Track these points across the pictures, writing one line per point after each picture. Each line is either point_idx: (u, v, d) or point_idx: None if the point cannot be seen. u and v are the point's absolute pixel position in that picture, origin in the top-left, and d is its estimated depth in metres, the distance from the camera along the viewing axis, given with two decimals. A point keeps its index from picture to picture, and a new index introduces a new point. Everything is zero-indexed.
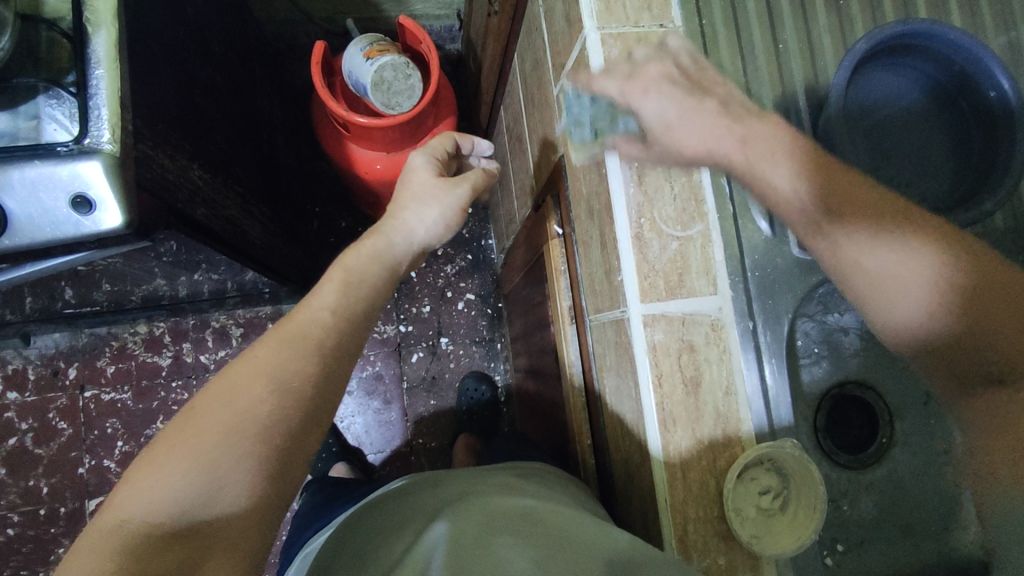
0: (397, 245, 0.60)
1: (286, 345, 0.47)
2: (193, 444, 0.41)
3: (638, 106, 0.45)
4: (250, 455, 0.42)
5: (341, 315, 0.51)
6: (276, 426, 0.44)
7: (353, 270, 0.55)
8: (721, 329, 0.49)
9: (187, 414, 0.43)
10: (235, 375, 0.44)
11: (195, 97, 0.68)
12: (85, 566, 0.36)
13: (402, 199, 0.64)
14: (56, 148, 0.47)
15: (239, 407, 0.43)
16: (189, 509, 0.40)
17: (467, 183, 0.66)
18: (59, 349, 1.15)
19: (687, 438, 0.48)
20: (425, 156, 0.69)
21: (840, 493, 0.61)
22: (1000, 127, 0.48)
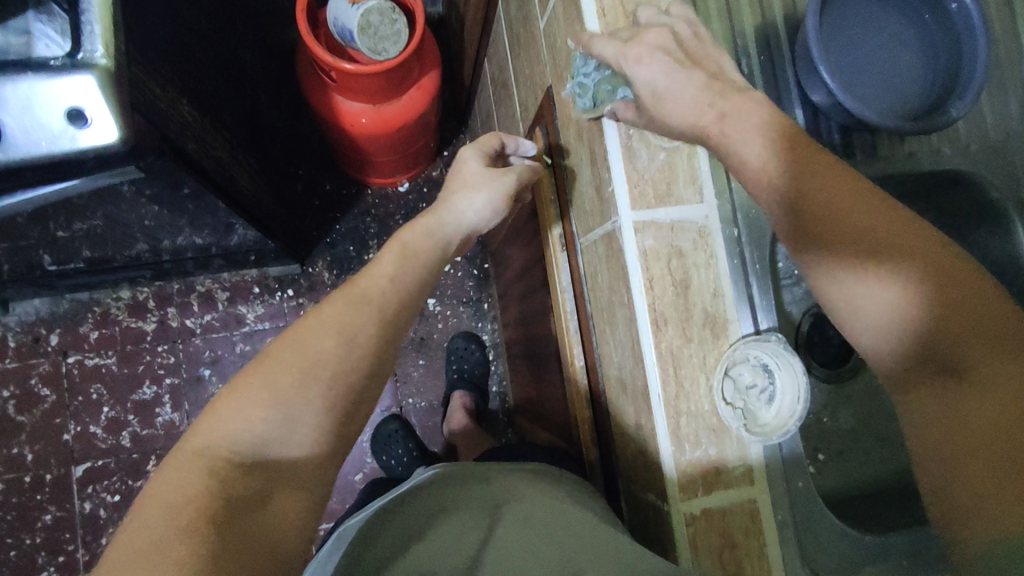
0: (447, 225, 0.60)
1: (352, 306, 0.50)
2: (268, 384, 0.45)
3: (631, 72, 0.45)
4: (317, 401, 0.46)
5: (400, 282, 0.53)
6: (340, 379, 0.47)
7: (411, 244, 0.56)
8: (708, 235, 0.52)
9: (265, 357, 0.47)
10: (307, 328, 0.48)
11: (182, 35, 0.68)
12: (177, 482, 0.41)
13: (451, 186, 0.63)
14: (49, 62, 0.47)
15: (307, 356, 0.47)
16: (266, 444, 0.44)
17: (514, 173, 0.63)
18: (40, 316, 1.13)
19: (677, 337, 0.50)
20: (475, 151, 0.64)
21: (821, 405, 0.65)
22: (963, 38, 0.52)
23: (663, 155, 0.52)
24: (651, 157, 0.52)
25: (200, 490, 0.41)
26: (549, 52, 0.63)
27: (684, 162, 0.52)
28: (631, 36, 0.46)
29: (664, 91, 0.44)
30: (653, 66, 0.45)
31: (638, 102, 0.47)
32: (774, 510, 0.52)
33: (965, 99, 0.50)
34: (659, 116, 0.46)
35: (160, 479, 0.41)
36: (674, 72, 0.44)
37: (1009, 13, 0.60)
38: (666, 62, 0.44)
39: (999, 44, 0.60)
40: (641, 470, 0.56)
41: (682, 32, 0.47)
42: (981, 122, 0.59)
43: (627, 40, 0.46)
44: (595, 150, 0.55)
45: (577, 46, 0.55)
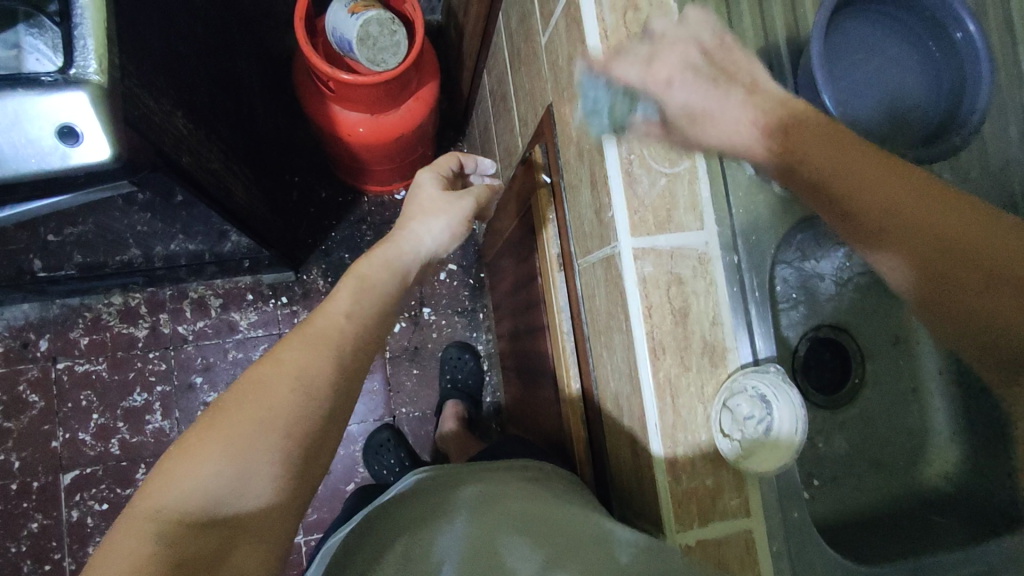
0: (407, 252, 0.63)
1: (309, 346, 0.50)
2: (224, 436, 0.44)
3: (662, 96, 0.44)
4: (276, 451, 0.45)
5: (356, 318, 0.54)
6: (298, 424, 0.47)
7: (368, 278, 0.58)
8: (708, 262, 0.52)
9: (220, 410, 0.46)
10: (264, 375, 0.47)
11: (178, 45, 0.67)
12: (125, 549, 0.39)
13: (411, 212, 0.67)
14: (40, 78, 0.46)
15: (266, 402, 0.46)
16: (220, 498, 0.43)
17: (470, 198, 0.70)
18: (29, 321, 1.12)
19: (675, 364, 0.50)
20: (431, 173, 0.71)
21: (816, 430, 0.64)
22: (965, 66, 0.51)
23: (664, 181, 0.51)
24: (652, 182, 0.51)
25: (149, 556, 0.39)
26: (550, 70, 0.63)
27: (685, 189, 0.51)
28: (654, 53, 0.44)
29: (701, 116, 0.43)
30: (686, 87, 0.43)
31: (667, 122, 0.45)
32: (770, 541, 0.51)
33: (967, 128, 0.51)
34: (693, 139, 0.44)
35: (109, 549, 0.40)
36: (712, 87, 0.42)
37: (1013, 40, 0.60)
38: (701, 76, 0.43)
39: (1002, 70, 0.60)
40: (637, 496, 0.56)
41: (707, 43, 0.44)
42: (983, 149, 0.59)
43: (649, 58, 0.45)
44: (596, 173, 0.54)
45: (579, 68, 0.55)
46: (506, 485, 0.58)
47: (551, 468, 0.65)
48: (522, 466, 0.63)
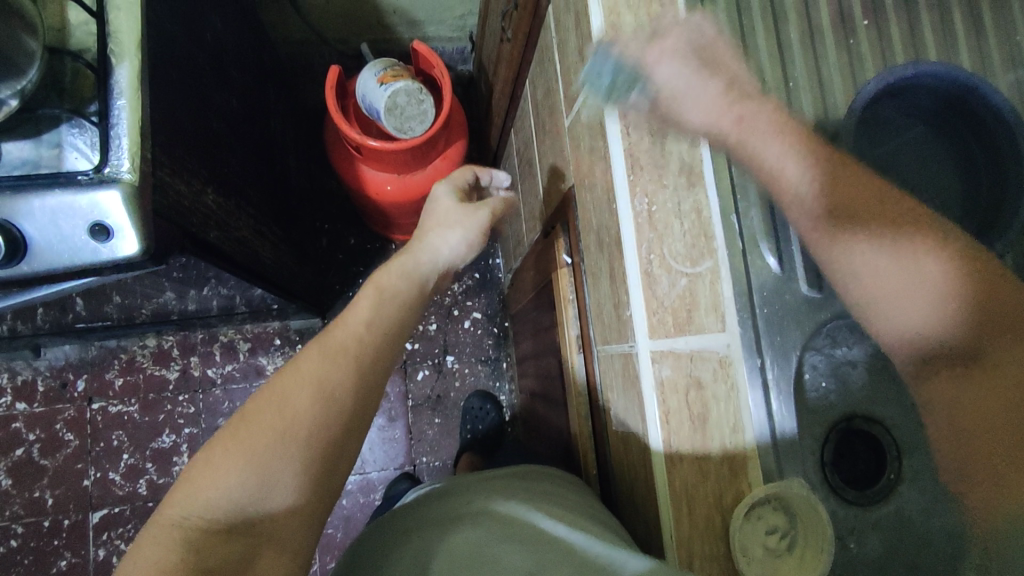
0: (424, 263, 0.63)
1: (329, 355, 0.49)
2: (248, 446, 0.44)
3: (650, 72, 0.47)
4: (297, 457, 0.45)
5: (377, 329, 0.53)
6: (320, 431, 0.46)
7: (387, 288, 0.57)
8: (728, 365, 0.50)
9: (243, 417, 0.46)
10: (286, 383, 0.47)
11: (212, 121, 0.69)
12: (152, 557, 0.39)
13: (429, 223, 0.68)
14: (77, 177, 0.48)
15: (287, 413, 0.45)
16: (246, 506, 0.43)
17: (487, 209, 0.71)
18: (69, 361, 1.16)
19: (693, 474, 0.48)
20: (446, 188, 0.73)
21: (848, 529, 0.60)
22: (1009, 164, 0.50)
23: (683, 282, 0.50)
24: (672, 283, 0.50)
25: (175, 564, 0.39)
26: (572, 151, 0.62)
27: (706, 289, 0.50)
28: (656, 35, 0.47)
29: (682, 93, 0.46)
30: (674, 64, 0.46)
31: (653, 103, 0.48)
32: None
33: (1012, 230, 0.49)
34: (670, 117, 0.47)
35: (135, 558, 0.40)
36: (696, 76, 0.45)
37: None
38: (690, 61, 0.46)
39: None
40: None
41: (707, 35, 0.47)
42: None
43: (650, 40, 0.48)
44: (614, 266, 0.53)
45: (599, 159, 0.54)
46: (517, 502, 0.55)
47: (559, 475, 0.65)
48: (516, 479, 0.62)
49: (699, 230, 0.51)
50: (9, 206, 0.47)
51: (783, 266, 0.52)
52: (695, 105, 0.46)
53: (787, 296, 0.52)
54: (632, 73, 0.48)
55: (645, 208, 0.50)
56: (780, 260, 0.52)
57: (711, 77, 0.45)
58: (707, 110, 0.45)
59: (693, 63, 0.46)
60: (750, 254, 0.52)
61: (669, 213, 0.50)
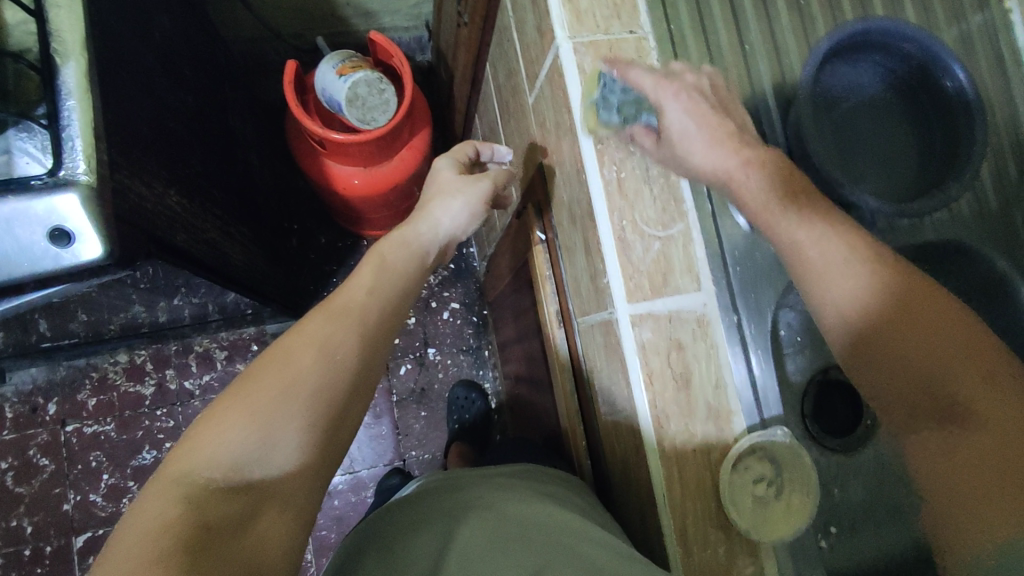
0: (424, 233, 0.61)
1: (332, 320, 0.49)
2: (251, 403, 0.42)
3: (664, 104, 0.47)
4: (301, 415, 0.44)
5: (380, 293, 0.53)
6: (323, 391, 0.45)
7: (388, 257, 0.56)
8: (707, 325, 0.51)
9: (246, 378, 0.45)
10: (289, 343, 0.46)
11: (168, 122, 0.67)
12: (154, 512, 0.37)
13: (429, 195, 0.65)
14: (29, 182, 0.46)
15: (290, 372, 0.44)
16: (250, 463, 0.41)
17: (490, 179, 0.67)
18: (37, 385, 1.12)
19: (680, 433, 0.49)
20: (448, 159, 0.69)
21: (831, 477, 0.61)
22: (958, 114, 0.51)
23: (657, 246, 0.51)
24: (645, 247, 0.50)
25: (178, 519, 0.37)
26: (538, 128, 0.62)
27: (679, 251, 0.51)
28: (668, 73, 0.48)
29: (692, 134, 0.46)
30: (685, 111, 0.46)
31: (659, 134, 0.48)
32: None
33: (967, 175, 0.50)
34: (677, 156, 0.47)
35: (134, 516, 0.37)
36: (707, 118, 0.46)
37: (1004, 75, 0.58)
38: (699, 105, 0.47)
39: (994, 110, 0.58)
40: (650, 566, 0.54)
41: (707, 87, 0.48)
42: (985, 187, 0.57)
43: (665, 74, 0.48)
44: (589, 238, 0.53)
45: (565, 133, 0.54)
46: (518, 498, 0.56)
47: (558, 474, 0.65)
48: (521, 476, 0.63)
49: (669, 195, 0.51)
50: None
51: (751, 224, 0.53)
52: (699, 150, 0.46)
53: (758, 256, 0.53)
54: (639, 96, 0.49)
55: (614, 177, 0.51)
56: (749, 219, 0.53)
57: (723, 121, 0.46)
58: (711, 154, 0.45)
59: (705, 109, 0.46)
60: (719, 216, 0.53)
61: (638, 180, 0.51)
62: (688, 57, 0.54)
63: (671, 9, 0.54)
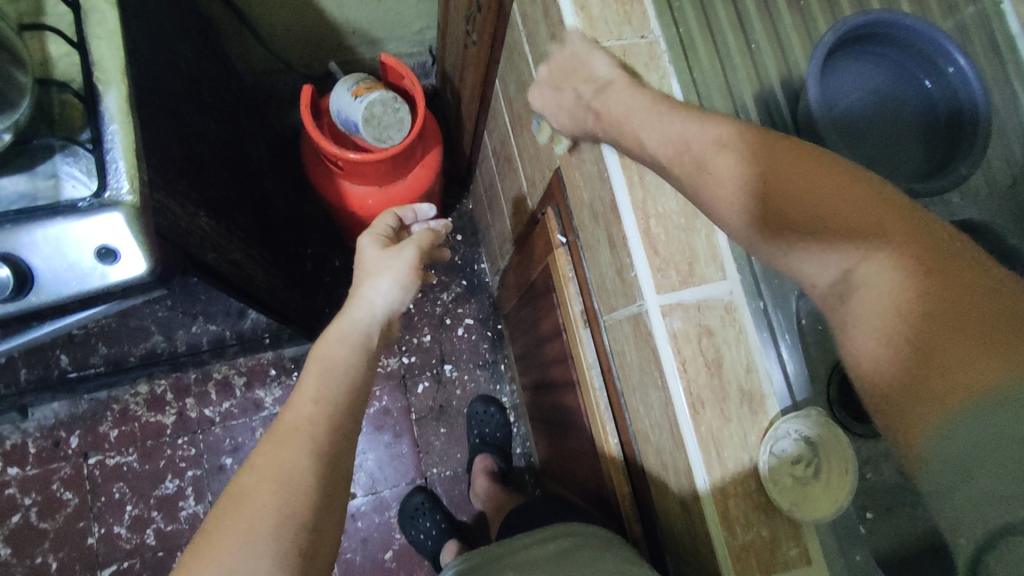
0: (360, 320, 0.60)
1: (283, 445, 0.48)
2: (213, 558, 0.42)
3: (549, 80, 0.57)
4: (268, 555, 0.43)
5: (324, 401, 0.51)
6: (282, 522, 0.44)
7: (325, 357, 0.55)
8: (735, 310, 0.52)
9: (205, 534, 0.44)
10: (241, 484, 0.46)
11: (195, 147, 0.69)
12: None
13: (357, 279, 0.65)
14: (77, 204, 0.48)
15: (245, 514, 0.44)
16: None
17: (413, 246, 0.67)
18: (59, 419, 1.13)
19: (716, 416, 0.50)
20: (370, 237, 0.71)
21: (863, 459, 0.55)
22: (960, 97, 0.54)
23: (682, 238, 0.52)
24: (670, 238, 0.52)
25: None
26: (555, 134, 0.65)
27: (703, 241, 0.52)
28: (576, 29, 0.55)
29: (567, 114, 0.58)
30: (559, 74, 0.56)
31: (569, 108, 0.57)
32: None
33: (972, 156, 0.52)
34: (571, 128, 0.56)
35: None
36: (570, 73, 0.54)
37: (1000, 61, 0.60)
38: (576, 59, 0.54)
39: (995, 95, 0.60)
40: (692, 555, 0.55)
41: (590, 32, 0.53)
42: (992, 167, 0.59)
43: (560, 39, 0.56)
44: (613, 233, 0.55)
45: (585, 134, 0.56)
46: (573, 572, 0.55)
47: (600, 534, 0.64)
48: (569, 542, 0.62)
49: None
50: (11, 239, 0.46)
51: None
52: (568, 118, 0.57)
53: None
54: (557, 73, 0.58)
55: (636, 173, 0.53)
56: None
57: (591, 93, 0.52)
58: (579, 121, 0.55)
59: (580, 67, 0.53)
60: None
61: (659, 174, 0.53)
62: (699, 59, 0.57)
63: (679, 14, 0.57)
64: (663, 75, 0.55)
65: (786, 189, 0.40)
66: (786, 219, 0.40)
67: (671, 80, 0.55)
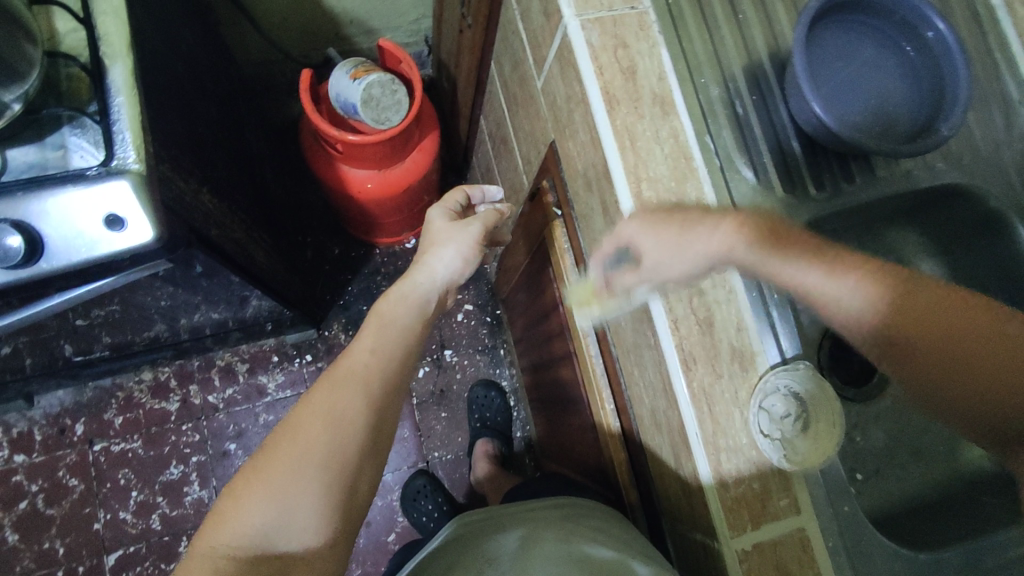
0: (421, 284, 0.64)
1: (339, 386, 0.52)
2: (267, 481, 0.47)
3: None
4: (316, 483, 0.47)
5: (381, 352, 0.56)
6: (332, 457, 0.48)
7: (387, 315, 0.60)
8: (725, 271, 0.53)
9: (262, 455, 0.49)
10: (296, 418, 0.50)
11: (197, 127, 0.71)
12: None
13: (423, 248, 0.68)
14: (85, 172, 0.49)
15: (300, 444, 0.48)
16: (271, 533, 0.46)
17: (478, 221, 0.69)
18: (65, 407, 1.14)
19: (707, 373, 0.51)
20: (439, 208, 0.73)
21: (853, 424, 0.65)
22: (942, 63, 0.55)
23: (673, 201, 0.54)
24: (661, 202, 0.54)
25: None
26: (549, 109, 0.66)
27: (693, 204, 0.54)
28: None
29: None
30: None
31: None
32: (826, 539, 0.51)
33: (953, 119, 0.54)
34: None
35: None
36: None
37: (982, 30, 0.62)
38: None
39: (977, 62, 0.62)
40: (686, 512, 0.56)
41: None
42: (973, 133, 0.61)
43: None
44: (606, 199, 0.57)
45: (578, 105, 0.58)
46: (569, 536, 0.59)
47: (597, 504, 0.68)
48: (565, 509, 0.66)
49: (679, 152, 0.55)
50: (23, 206, 0.48)
51: (757, 177, 0.57)
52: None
53: (768, 205, 0.57)
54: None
55: (628, 138, 0.54)
56: (755, 172, 0.57)
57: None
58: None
59: None
60: (728, 170, 0.56)
61: (649, 140, 0.55)
62: (687, 29, 0.58)
63: None
64: (653, 45, 0.56)
65: (783, 251, 0.46)
66: (777, 253, 0.47)
67: (661, 49, 0.57)
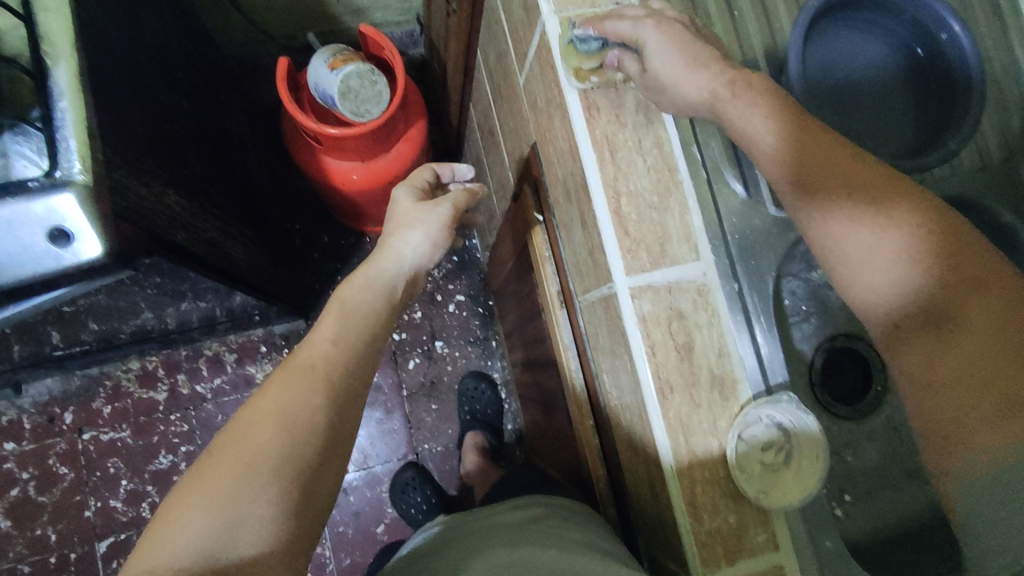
0: (387, 269, 0.60)
1: (295, 380, 0.48)
2: (213, 487, 0.41)
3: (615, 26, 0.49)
4: (269, 487, 0.43)
5: (343, 342, 0.52)
6: (288, 462, 0.44)
7: (350, 303, 0.56)
8: (708, 293, 0.50)
9: (205, 464, 0.44)
10: (246, 418, 0.45)
11: (162, 123, 0.68)
12: None
13: (389, 230, 0.65)
14: (27, 184, 0.46)
15: (251, 447, 0.43)
16: (216, 546, 0.40)
17: (448, 203, 0.66)
18: (53, 395, 1.14)
19: (684, 402, 0.49)
20: (407, 188, 0.70)
21: (843, 443, 0.59)
22: (954, 67, 0.51)
23: (654, 217, 0.50)
24: (642, 218, 0.50)
25: None
26: (530, 109, 0.62)
27: (676, 221, 0.51)
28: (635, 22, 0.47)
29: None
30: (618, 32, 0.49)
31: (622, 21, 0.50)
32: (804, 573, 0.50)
33: (964, 130, 0.50)
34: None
35: None
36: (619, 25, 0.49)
37: (1000, 28, 0.57)
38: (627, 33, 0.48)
39: (994, 64, 0.57)
40: (661, 539, 0.54)
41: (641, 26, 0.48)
42: (984, 143, 0.56)
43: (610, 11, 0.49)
44: (585, 212, 0.53)
45: (557, 109, 0.54)
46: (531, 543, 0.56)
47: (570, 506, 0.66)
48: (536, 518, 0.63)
49: (663, 164, 0.51)
50: None
51: (748, 192, 0.54)
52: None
53: (756, 221, 0.54)
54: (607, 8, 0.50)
55: (608, 149, 0.50)
56: (746, 186, 0.54)
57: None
58: None
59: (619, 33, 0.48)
60: (715, 183, 0.53)
61: (631, 151, 0.51)
62: None
63: None
64: None
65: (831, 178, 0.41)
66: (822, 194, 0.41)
67: None
